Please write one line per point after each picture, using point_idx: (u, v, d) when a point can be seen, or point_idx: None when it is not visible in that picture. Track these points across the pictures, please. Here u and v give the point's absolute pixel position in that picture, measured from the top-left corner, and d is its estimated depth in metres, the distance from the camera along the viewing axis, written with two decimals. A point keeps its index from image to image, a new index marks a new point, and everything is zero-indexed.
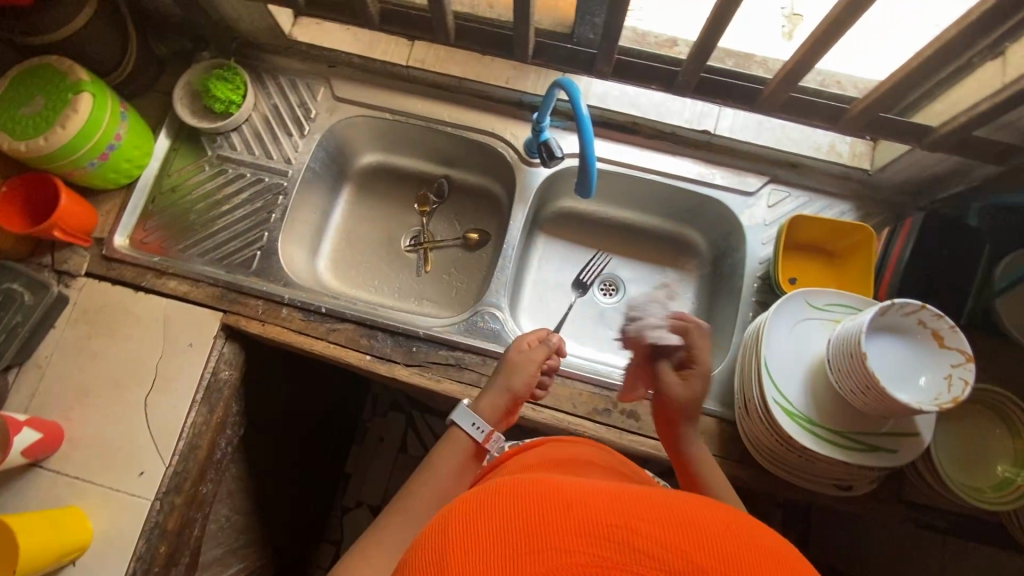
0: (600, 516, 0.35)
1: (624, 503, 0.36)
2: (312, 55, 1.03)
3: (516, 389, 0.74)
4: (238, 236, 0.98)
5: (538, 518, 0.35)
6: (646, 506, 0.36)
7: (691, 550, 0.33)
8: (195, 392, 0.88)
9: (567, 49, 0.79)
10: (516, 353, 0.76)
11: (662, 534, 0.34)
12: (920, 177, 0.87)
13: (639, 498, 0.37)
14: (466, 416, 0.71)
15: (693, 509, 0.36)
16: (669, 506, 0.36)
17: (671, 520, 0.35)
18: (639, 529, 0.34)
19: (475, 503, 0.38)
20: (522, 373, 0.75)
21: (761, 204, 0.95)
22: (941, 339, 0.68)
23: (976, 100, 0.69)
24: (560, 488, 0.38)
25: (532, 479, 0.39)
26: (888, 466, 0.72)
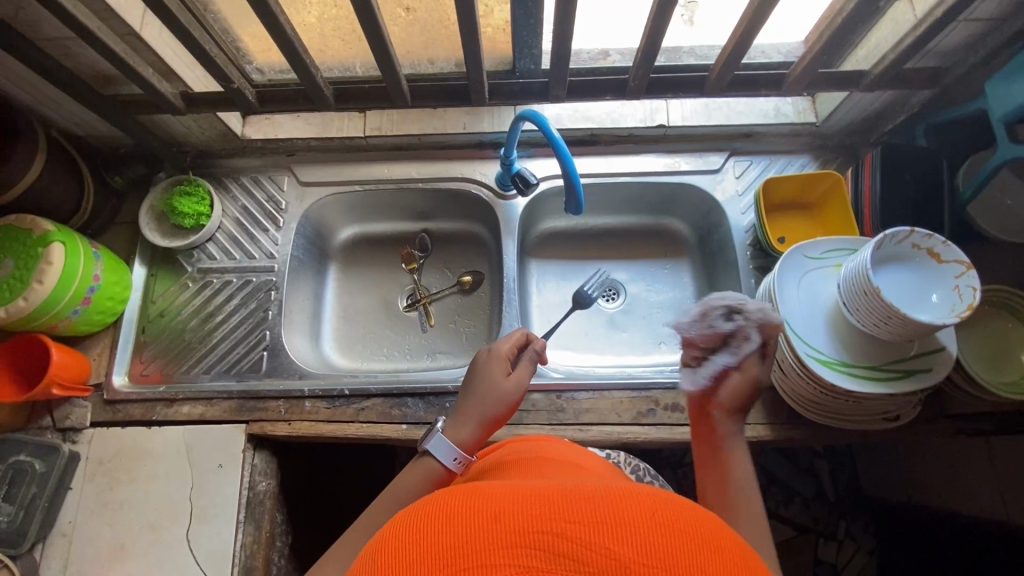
0: (525, 521, 0.34)
1: (552, 503, 0.35)
2: (269, 149, 1.04)
3: (498, 416, 0.68)
4: (240, 343, 0.96)
5: (461, 534, 0.34)
6: (576, 503, 0.35)
7: (613, 545, 0.32)
8: (238, 512, 0.85)
9: (519, 83, 0.83)
10: (498, 372, 0.70)
11: (587, 531, 0.33)
12: (864, 116, 0.93)
13: (570, 495, 0.36)
14: (445, 448, 0.63)
15: (626, 500, 0.35)
16: (599, 500, 0.35)
17: (599, 515, 0.34)
18: (564, 530, 0.33)
19: (408, 521, 0.37)
20: (501, 398, 0.69)
21: (729, 178, 1.00)
22: (938, 256, 0.72)
23: (898, 37, 0.75)
24: (487, 496, 0.37)
25: (468, 490, 0.38)
26: (929, 386, 0.74)
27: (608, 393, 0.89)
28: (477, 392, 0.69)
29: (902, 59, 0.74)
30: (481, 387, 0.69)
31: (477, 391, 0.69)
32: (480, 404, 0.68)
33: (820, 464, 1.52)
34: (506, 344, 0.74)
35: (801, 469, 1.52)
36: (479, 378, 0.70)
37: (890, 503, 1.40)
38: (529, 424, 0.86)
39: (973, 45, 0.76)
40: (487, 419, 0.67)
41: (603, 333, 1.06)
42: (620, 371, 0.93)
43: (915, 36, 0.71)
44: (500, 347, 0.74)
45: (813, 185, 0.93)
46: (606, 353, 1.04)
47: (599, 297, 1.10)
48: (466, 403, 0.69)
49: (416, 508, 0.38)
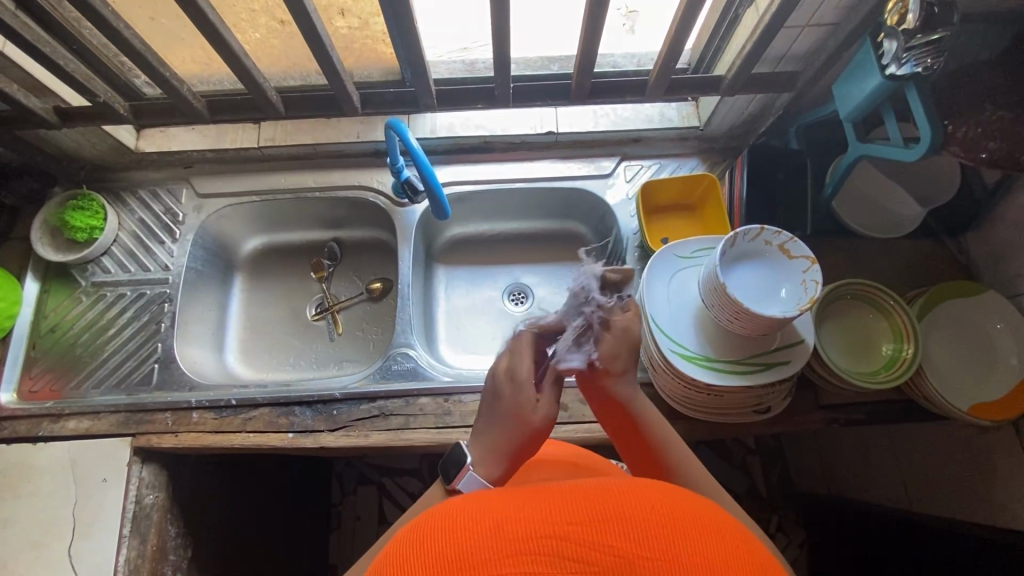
0: (529, 529, 0.38)
1: (554, 509, 0.40)
2: (166, 161, 1.05)
3: (529, 448, 0.59)
4: (131, 356, 0.96)
5: (472, 542, 0.38)
6: (573, 507, 0.40)
7: (614, 542, 0.37)
8: (121, 526, 0.84)
9: (392, 93, 0.85)
10: (524, 398, 0.60)
11: (588, 533, 0.38)
12: (741, 120, 0.97)
13: (572, 500, 0.41)
14: (478, 487, 0.57)
15: (619, 499, 0.41)
16: (599, 502, 0.40)
17: (596, 516, 0.39)
18: (566, 533, 0.38)
19: (414, 536, 0.41)
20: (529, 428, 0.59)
21: (620, 181, 1.02)
22: (788, 251, 0.74)
23: (746, 43, 0.79)
24: (487, 512, 0.41)
25: (465, 506, 0.43)
26: (786, 377, 0.77)
27: None
28: (504, 422, 0.60)
29: (749, 64, 0.78)
30: (510, 419, 0.59)
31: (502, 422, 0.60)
32: (512, 439, 0.59)
33: (750, 460, 1.55)
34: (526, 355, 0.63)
35: (732, 466, 1.54)
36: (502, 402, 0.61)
37: (812, 496, 1.42)
38: (415, 428, 0.87)
39: (817, 51, 0.79)
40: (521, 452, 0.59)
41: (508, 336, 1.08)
42: None
43: (754, 41, 0.74)
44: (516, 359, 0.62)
45: (693, 186, 0.96)
46: None
47: (506, 300, 1.12)
48: (493, 437, 0.59)
49: (421, 524, 0.42)
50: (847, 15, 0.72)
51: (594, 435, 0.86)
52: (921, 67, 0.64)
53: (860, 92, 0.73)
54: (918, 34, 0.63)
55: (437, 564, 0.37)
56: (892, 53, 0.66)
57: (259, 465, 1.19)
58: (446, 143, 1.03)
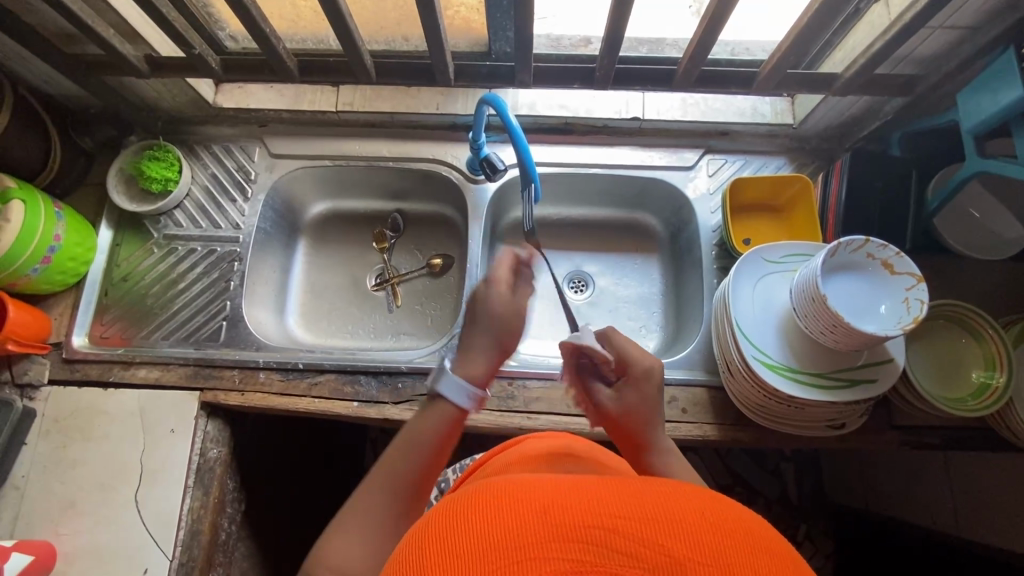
0: (578, 515, 0.34)
1: (602, 497, 0.36)
2: (241, 118, 1.04)
3: (509, 342, 0.66)
4: (200, 311, 0.96)
5: (509, 524, 0.34)
6: (621, 500, 0.36)
7: (665, 541, 0.33)
8: (186, 477, 0.86)
9: (487, 66, 0.82)
10: (494, 292, 0.66)
11: (642, 529, 0.33)
12: (840, 121, 0.92)
13: (619, 492, 0.37)
14: (457, 388, 0.62)
15: (670, 499, 0.37)
16: (649, 498, 0.36)
17: (647, 513, 0.35)
18: (617, 526, 0.34)
19: (451, 511, 0.37)
20: (506, 322, 0.66)
21: (701, 175, 0.99)
22: (891, 267, 0.71)
23: (870, 41, 0.74)
24: (524, 488, 0.37)
25: (503, 479, 0.39)
26: (871, 397, 0.74)
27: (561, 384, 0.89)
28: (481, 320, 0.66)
29: (872, 65, 0.73)
30: (491, 317, 0.65)
31: (482, 328, 0.65)
32: (497, 339, 0.65)
33: (785, 467, 1.53)
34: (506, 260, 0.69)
35: (766, 471, 1.53)
36: (477, 302, 0.67)
37: (848, 509, 1.41)
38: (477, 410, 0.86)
39: (944, 55, 0.74)
40: (507, 347, 0.66)
41: (566, 323, 1.07)
42: None
43: (885, 40, 0.69)
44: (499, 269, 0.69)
45: (782, 187, 0.92)
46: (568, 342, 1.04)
47: (567, 288, 1.10)
48: (474, 338, 0.65)
49: (455, 498, 0.39)
50: (991, 19, 0.67)
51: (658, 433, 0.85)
52: None
53: (993, 103, 0.68)
54: None
55: (472, 543, 0.34)
56: None
57: (305, 427, 1.21)
58: (525, 121, 1.00)
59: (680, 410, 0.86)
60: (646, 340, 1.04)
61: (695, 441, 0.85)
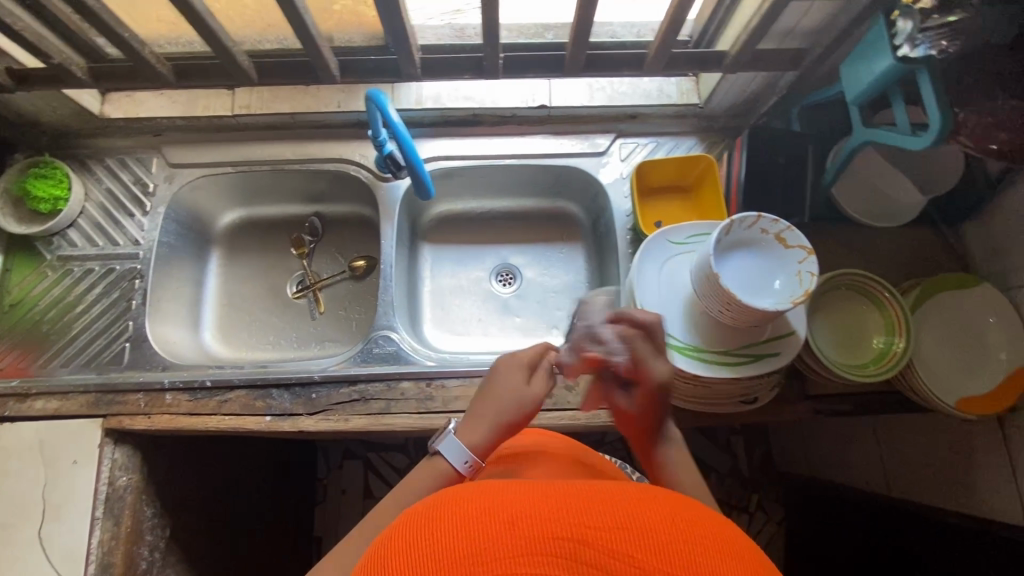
0: (545, 526, 0.33)
1: (569, 507, 0.35)
2: (134, 128, 0.99)
3: (520, 423, 0.63)
4: (101, 334, 0.92)
5: (480, 540, 0.33)
6: (590, 508, 0.35)
7: (632, 550, 0.33)
8: (94, 509, 0.82)
9: (374, 61, 0.79)
10: (518, 375, 0.64)
11: (609, 539, 0.33)
12: (744, 97, 0.92)
13: (587, 499, 0.36)
14: (456, 450, 0.60)
15: (639, 503, 0.36)
16: (616, 503, 0.36)
17: (614, 520, 0.34)
18: (585, 536, 0.33)
19: (420, 525, 0.36)
20: (521, 403, 0.63)
21: (614, 160, 0.99)
22: (784, 241, 0.72)
23: (750, 16, 0.74)
24: (496, 500, 0.36)
25: (471, 490, 0.38)
26: (776, 369, 0.75)
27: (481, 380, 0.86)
28: (494, 401, 0.63)
29: (754, 40, 0.73)
30: (509, 406, 0.63)
31: (487, 403, 0.63)
32: (507, 422, 0.62)
33: (736, 441, 1.56)
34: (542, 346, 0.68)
35: (717, 446, 1.55)
36: (496, 379, 0.65)
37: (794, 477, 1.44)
38: (396, 413, 0.84)
39: (826, 27, 0.74)
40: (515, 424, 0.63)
41: (493, 317, 1.06)
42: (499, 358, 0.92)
43: (761, 16, 0.69)
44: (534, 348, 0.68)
45: (689, 168, 0.92)
46: (492, 334, 1.05)
47: (494, 282, 1.09)
48: (487, 414, 0.62)
49: (427, 511, 0.38)
50: None
51: (579, 422, 0.85)
52: (936, 49, 0.61)
53: (871, 74, 0.69)
54: (934, 14, 0.61)
55: (441, 561, 0.33)
56: (905, 33, 0.63)
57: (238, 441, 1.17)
58: (432, 114, 0.97)
59: None
60: None
61: (615, 426, 0.86)
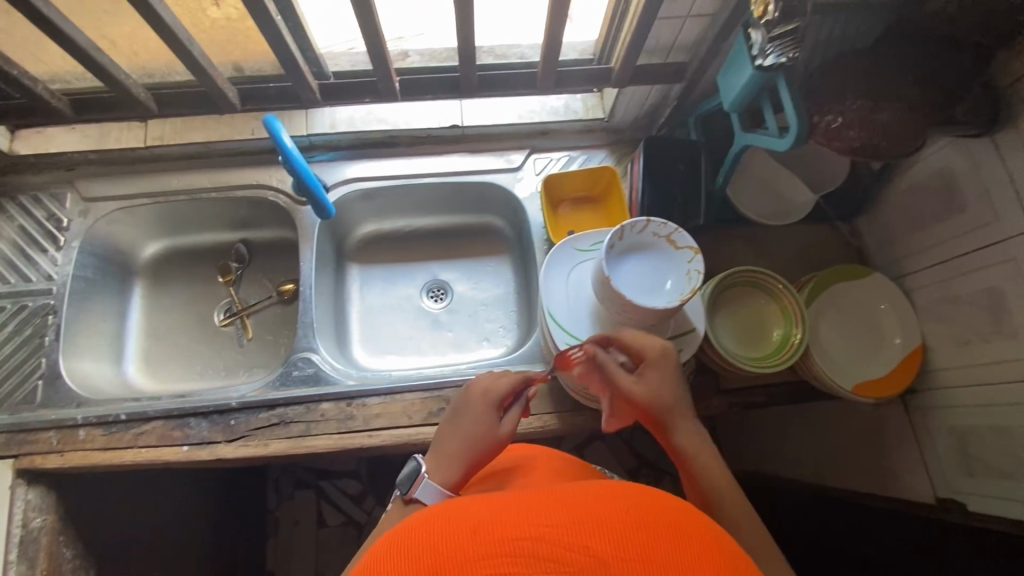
0: (503, 531, 0.35)
1: (531, 510, 0.37)
2: (47, 164, 0.99)
3: (491, 458, 0.61)
4: (11, 373, 0.90)
5: (443, 552, 0.35)
6: (547, 511, 0.37)
7: (590, 542, 0.35)
8: (4, 554, 0.80)
9: (272, 88, 0.85)
10: (492, 408, 0.63)
11: (565, 532, 0.35)
12: (644, 110, 0.97)
13: (545, 503, 0.38)
14: (434, 494, 0.57)
15: (591, 501, 0.38)
16: (572, 503, 0.38)
17: (571, 516, 0.36)
18: (542, 533, 0.35)
19: (389, 546, 0.38)
20: (491, 438, 0.62)
21: (528, 174, 1.02)
22: (674, 242, 0.75)
23: (626, 35, 0.79)
24: (459, 516, 0.38)
25: (441, 512, 0.40)
26: (678, 365, 0.78)
27: (402, 395, 0.87)
28: (467, 434, 0.61)
29: (632, 57, 0.78)
30: (481, 441, 0.61)
31: (460, 437, 0.61)
32: (478, 457, 0.60)
33: None
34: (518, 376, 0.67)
35: None
36: (469, 411, 0.63)
37: None
38: (317, 435, 0.84)
39: (699, 43, 0.80)
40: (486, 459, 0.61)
41: (425, 333, 1.07)
42: (424, 373, 0.93)
43: (632, 35, 0.74)
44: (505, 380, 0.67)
45: (596, 178, 0.96)
46: (426, 353, 1.05)
47: (425, 298, 1.10)
48: (459, 449, 0.60)
49: (398, 532, 0.39)
50: (722, 6, 0.72)
51: None
52: (785, 58, 0.64)
53: (740, 83, 0.73)
54: (779, 24, 0.63)
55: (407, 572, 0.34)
56: (759, 44, 0.67)
57: None
58: (347, 137, 1.01)
59: None
60: (505, 339, 1.06)
61: (536, 433, 0.87)
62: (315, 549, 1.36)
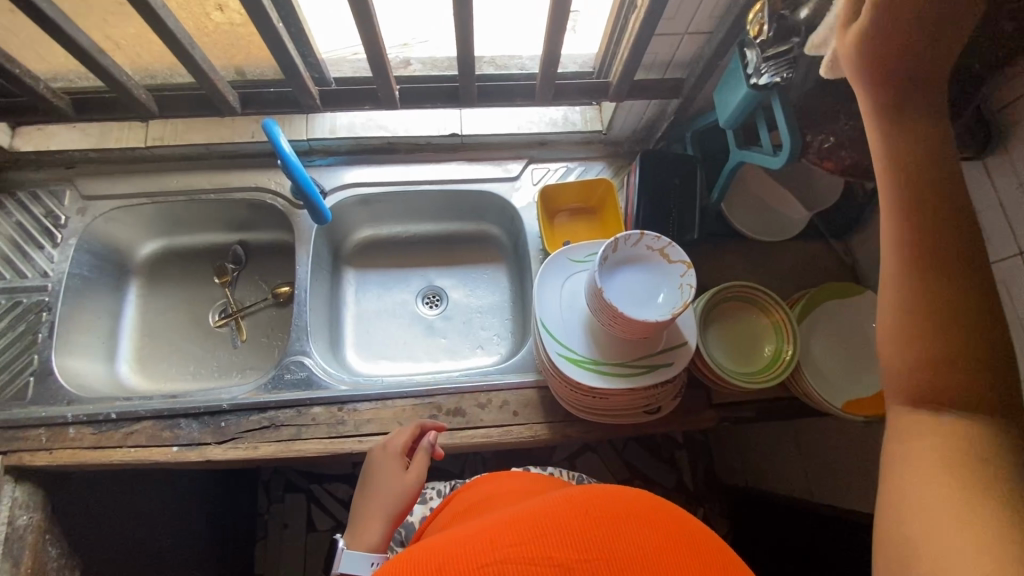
0: (472, 560, 0.39)
1: (491, 537, 0.41)
2: (47, 161, 1.00)
3: (403, 510, 0.70)
4: (3, 369, 0.89)
5: None
6: (504, 534, 0.41)
7: (552, 552, 0.39)
8: None
9: (272, 93, 0.85)
10: (393, 468, 0.73)
11: (529, 549, 0.39)
12: (642, 124, 0.98)
13: (503, 525, 0.42)
14: (359, 560, 0.64)
15: (544, 512, 0.43)
16: (528, 519, 0.42)
17: (529, 534, 0.40)
18: (508, 556, 0.39)
19: None
20: (399, 493, 0.71)
21: (525, 184, 1.03)
22: (667, 256, 0.76)
23: (623, 50, 0.80)
24: (425, 555, 0.41)
25: (409, 553, 0.42)
26: (669, 378, 0.78)
27: (392, 401, 0.87)
28: (378, 497, 0.71)
29: (629, 72, 0.79)
30: (391, 500, 0.70)
31: (373, 502, 0.71)
32: (389, 513, 0.70)
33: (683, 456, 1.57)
34: (410, 432, 0.77)
35: None
36: (376, 475, 0.73)
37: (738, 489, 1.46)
38: (307, 439, 0.84)
39: (696, 59, 0.81)
40: (398, 513, 0.70)
41: (418, 338, 1.07)
42: (416, 379, 0.93)
43: (629, 51, 0.75)
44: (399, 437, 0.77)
45: (592, 189, 0.97)
46: (419, 358, 1.05)
47: (420, 303, 1.10)
48: (375, 511, 0.70)
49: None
50: (718, 25, 0.74)
51: (493, 440, 0.86)
52: (778, 78, 0.65)
53: (735, 100, 0.74)
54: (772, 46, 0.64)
55: None
56: (755, 63, 0.68)
57: None
58: (346, 142, 1.01)
59: (512, 413, 0.88)
60: (499, 347, 1.06)
61: (527, 442, 0.87)
62: (303, 553, 1.35)
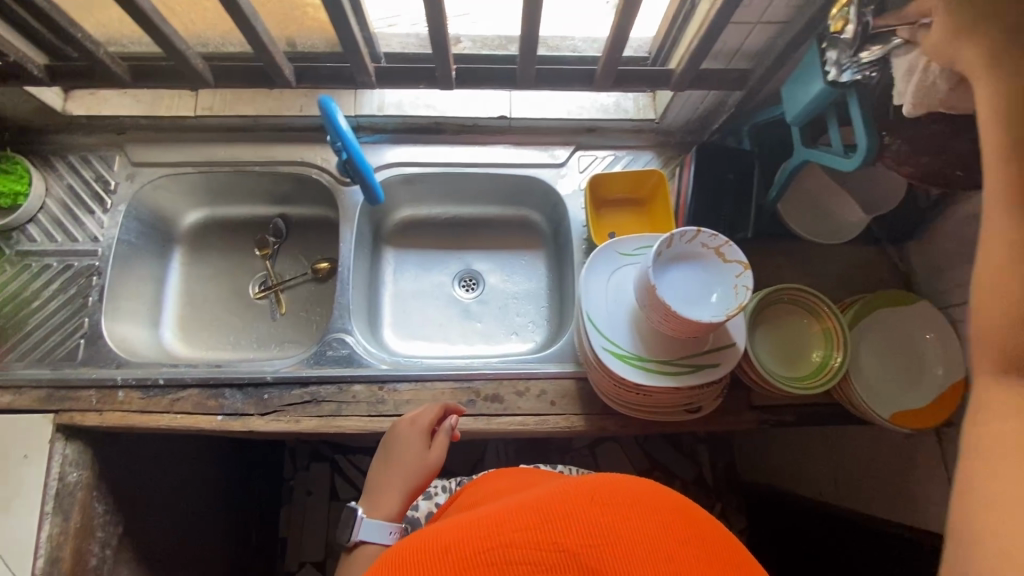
0: (475, 544, 0.38)
1: (495, 521, 0.40)
2: (98, 126, 1.00)
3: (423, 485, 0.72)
4: (56, 330, 0.92)
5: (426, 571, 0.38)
6: (508, 518, 0.40)
7: (557, 537, 0.39)
8: (43, 504, 0.83)
9: (327, 68, 0.84)
10: (417, 443, 0.74)
11: (534, 534, 0.39)
12: (697, 115, 0.95)
13: (508, 509, 0.41)
14: (375, 530, 0.67)
15: (550, 495, 0.42)
16: (534, 503, 0.41)
17: (533, 519, 0.40)
18: (511, 541, 0.38)
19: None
20: (421, 468, 0.72)
21: (572, 171, 1.01)
22: (722, 255, 0.74)
23: (690, 38, 0.77)
24: (430, 536, 0.41)
25: (415, 535, 0.42)
26: (714, 379, 0.77)
27: (431, 383, 0.87)
28: (398, 469, 0.72)
29: (695, 62, 0.76)
30: (411, 475, 0.72)
31: (393, 474, 0.72)
32: (409, 487, 0.71)
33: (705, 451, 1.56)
34: (434, 411, 0.77)
35: None
36: (399, 447, 0.74)
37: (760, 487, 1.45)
38: (347, 416, 0.85)
39: (766, 50, 0.78)
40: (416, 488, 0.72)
41: (454, 322, 1.07)
42: (454, 363, 0.93)
43: (698, 40, 0.72)
44: (423, 415, 0.77)
45: (641, 181, 0.94)
46: (454, 341, 1.05)
47: (457, 286, 1.10)
48: (393, 483, 0.71)
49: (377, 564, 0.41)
50: (795, 16, 0.70)
51: (529, 428, 0.86)
52: (861, 76, 0.62)
53: (807, 97, 0.71)
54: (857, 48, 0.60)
55: None
56: (834, 60, 0.65)
57: None
58: (394, 120, 1.00)
59: (550, 403, 0.87)
60: (535, 335, 1.05)
61: (563, 432, 0.87)
62: (326, 522, 1.38)
